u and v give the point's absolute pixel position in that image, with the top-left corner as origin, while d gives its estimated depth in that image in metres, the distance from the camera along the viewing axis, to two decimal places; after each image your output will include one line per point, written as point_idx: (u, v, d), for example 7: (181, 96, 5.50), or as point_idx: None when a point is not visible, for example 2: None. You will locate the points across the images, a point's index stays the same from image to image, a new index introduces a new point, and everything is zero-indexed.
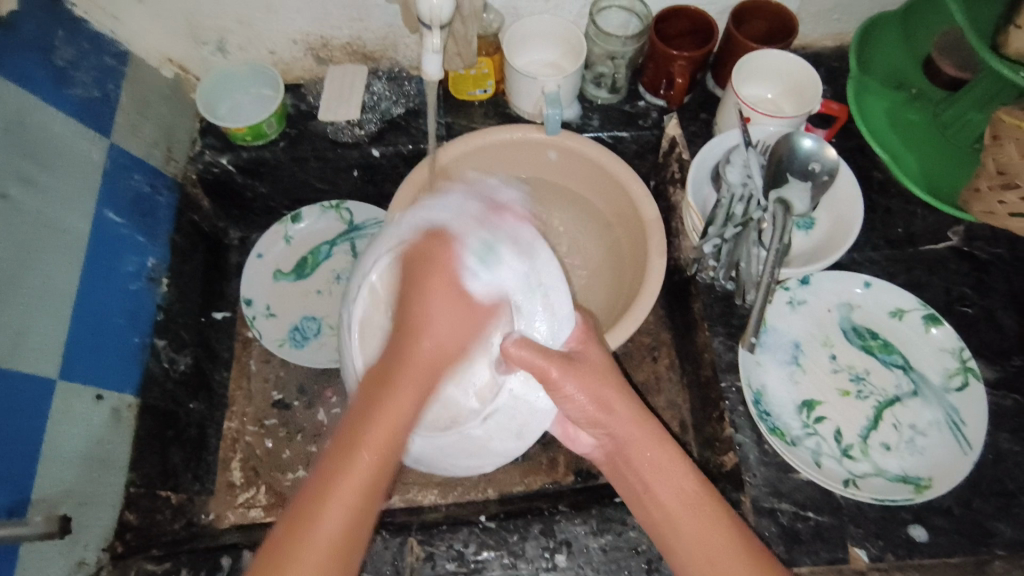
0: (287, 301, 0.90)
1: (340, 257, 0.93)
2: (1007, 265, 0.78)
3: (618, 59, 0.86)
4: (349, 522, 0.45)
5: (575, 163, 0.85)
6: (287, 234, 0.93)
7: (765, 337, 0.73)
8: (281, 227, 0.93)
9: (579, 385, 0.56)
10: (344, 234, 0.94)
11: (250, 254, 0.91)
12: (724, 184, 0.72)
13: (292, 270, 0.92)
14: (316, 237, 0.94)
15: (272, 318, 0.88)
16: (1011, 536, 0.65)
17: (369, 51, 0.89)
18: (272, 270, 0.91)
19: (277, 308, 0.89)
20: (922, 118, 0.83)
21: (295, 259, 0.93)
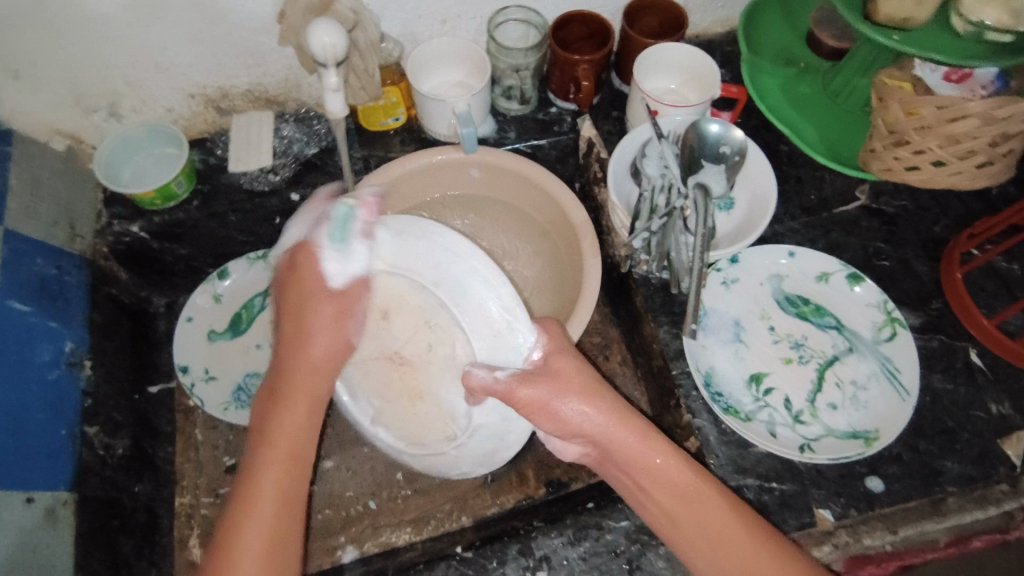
0: (226, 361, 0.86)
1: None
2: (912, 216, 0.82)
3: (522, 70, 0.87)
4: (279, 501, 0.53)
5: (498, 177, 0.86)
6: (215, 293, 0.90)
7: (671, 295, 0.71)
8: (208, 286, 0.89)
9: (588, 405, 0.54)
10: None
11: (181, 319, 0.87)
12: (645, 178, 0.78)
13: (227, 328, 0.89)
14: (248, 289, 0.91)
15: (213, 382, 0.85)
16: (957, 472, 0.68)
17: (272, 96, 0.86)
18: (206, 331, 0.88)
19: (216, 370, 0.86)
20: (813, 90, 0.87)
21: (228, 316, 0.89)
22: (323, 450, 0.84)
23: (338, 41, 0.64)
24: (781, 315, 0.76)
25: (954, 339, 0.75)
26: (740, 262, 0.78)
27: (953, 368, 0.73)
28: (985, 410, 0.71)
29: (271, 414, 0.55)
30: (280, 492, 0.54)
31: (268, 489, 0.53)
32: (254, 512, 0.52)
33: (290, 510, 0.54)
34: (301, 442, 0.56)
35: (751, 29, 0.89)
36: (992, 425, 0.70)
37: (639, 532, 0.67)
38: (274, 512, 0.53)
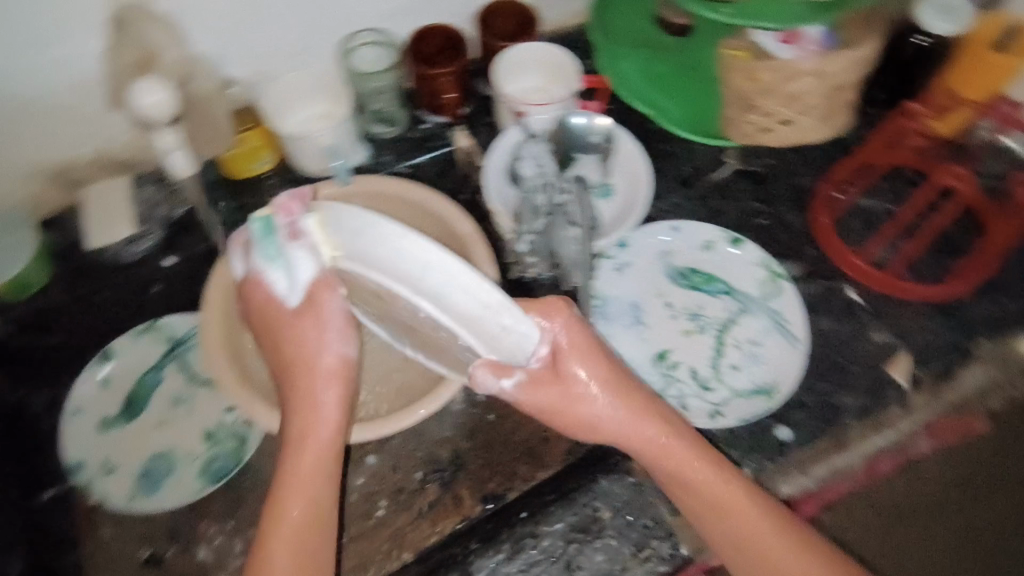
0: (125, 448, 0.80)
1: (171, 378, 0.83)
2: (779, 171, 0.86)
3: (385, 92, 0.86)
4: (307, 502, 0.61)
5: (379, 203, 0.84)
6: (100, 378, 0.82)
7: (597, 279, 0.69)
8: (89, 373, 0.82)
9: (611, 392, 0.60)
10: (168, 353, 0.84)
11: (67, 412, 0.80)
12: (524, 180, 0.78)
13: (121, 412, 0.81)
14: (137, 365, 0.83)
15: (114, 474, 0.78)
16: (855, 405, 0.72)
17: (120, 159, 0.85)
18: (97, 421, 0.81)
19: (115, 461, 0.79)
20: (670, 67, 0.89)
21: (120, 399, 0.82)
22: (247, 518, 0.78)
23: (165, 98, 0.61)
24: (677, 288, 0.78)
25: (833, 281, 0.79)
26: (628, 247, 0.80)
27: (837, 309, 0.77)
28: (870, 341, 0.75)
29: (307, 429, 0.63)
30: (303, 519, 0.61)
31: (290, 515, 0.61)
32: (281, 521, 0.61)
33: (312, 541, 0.60)
34: (326, 466, 0.63)
35: (604, 17, 0.92)
36: (878, 354, 0.75)
37: (573, 531, 0.68)
38: (303, 510, 0.61)
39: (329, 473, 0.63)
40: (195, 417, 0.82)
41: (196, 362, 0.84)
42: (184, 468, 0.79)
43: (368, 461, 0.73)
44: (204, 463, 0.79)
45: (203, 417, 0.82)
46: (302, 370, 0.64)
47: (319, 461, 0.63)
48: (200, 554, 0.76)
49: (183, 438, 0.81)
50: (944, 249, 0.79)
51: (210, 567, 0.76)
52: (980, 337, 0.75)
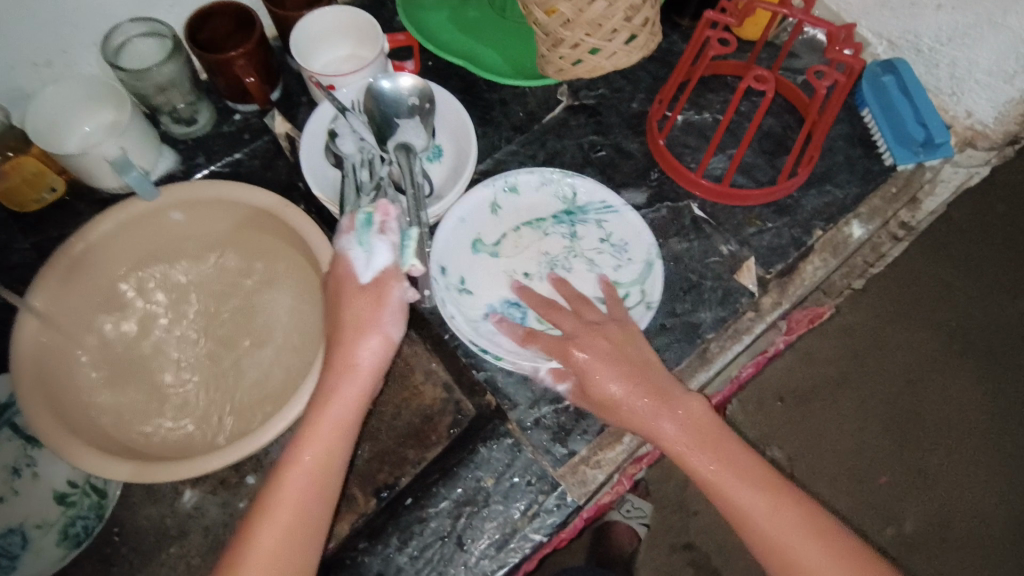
0: None
1: (7, 446, 0.75)
2: (612, 100, 0.85)
3: (171, 89, 0.77)
4: (299, 503, 0.56)
5: (199, 212, 0.77)
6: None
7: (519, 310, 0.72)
8: None
9: (604, 368, 0.61)
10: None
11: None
12: (343, 158, 0.76)
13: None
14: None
15: None
16: (712, 318, 0.73)
17: None
18: None
19: None
20: (481, 12, 0.85)
21: None
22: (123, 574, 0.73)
23: None
24: (535, 238, 0.76)
25: (677, 201, 0.79)
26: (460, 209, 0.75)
27: (685, 227, 0.78)
28: (718, 254, 0.76)
29: (319, 436, 0.59)
30: (302, 501, 0.56)
31: (286, 505, 0.56)
32: (274, 506, 0.56)
33: (309, 517, 0.56)
34: (329, 470, 0.58)
35: None
36: (727, 264, 0.76)
37: (459, 506, 0.66)
38: (297, 495, 0.57)
39: (337, 462, 0.59)
40: (42, 481, 0.74)
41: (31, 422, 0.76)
42: (40, 537, 0.71)
43: (248, 481, 0.76)
44: (61, 527, 0.72)
45: (50, 478, 0.74)
46: (334, 346, 0.62)
47: (332, 443, 0.59)
48: None
49: (32, 505, 0.72)
50: (775, 148, 0.81)
51: None
52: (818, 229, 0.78)
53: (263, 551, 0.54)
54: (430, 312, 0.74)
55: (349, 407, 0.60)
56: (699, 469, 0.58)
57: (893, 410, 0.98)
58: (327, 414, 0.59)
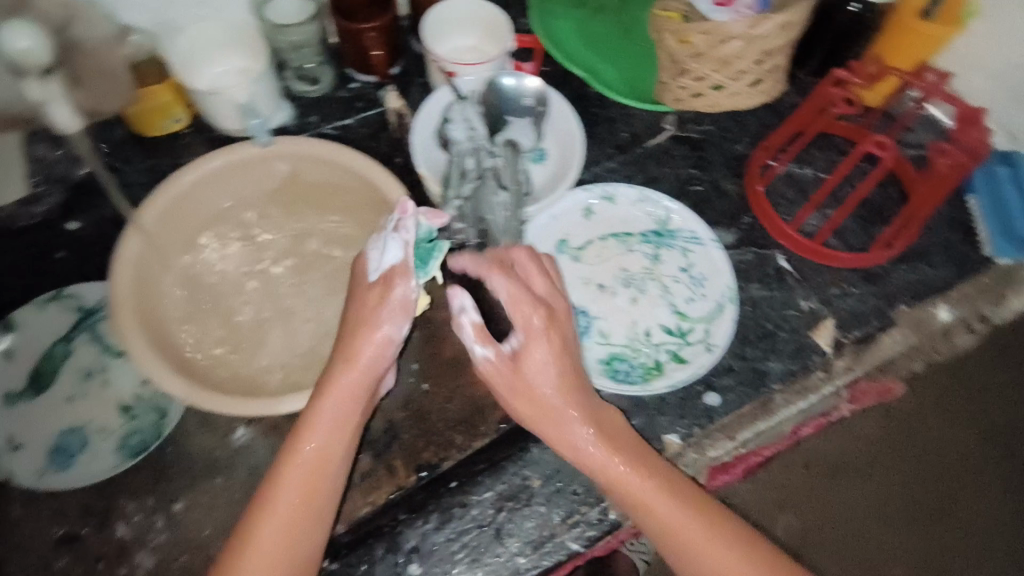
0: (34, 422, 0.75)
1: (83, 351, 0.79)
2: (717, 138, 0.85)
3: (306, 47, 0.83)
4: (299, 497, 0.57)
5: (304, 166, 0.80)
6: (4, 350, 0.78)
7: (585, 319, 0.73)
8: None
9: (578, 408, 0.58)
10: (78, 324, 0.79)
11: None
12: (453, 143, 0.77)
13: (28, 386, 0.77)
14: (43, 338, 0.79)
15: (22, 450, 0.74)
16: (781, 370, 0.73)
17: (18, 115, 0.82)
18: (3, 395, 0.76)
19: (23, 437, 0.75)
20: (605, 28, 0.87)
21: (28, 372, 0.77)
22: (167, 494, 0.75)
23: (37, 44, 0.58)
24: (619, 251, 0.77)
25: (765, 248, 0.79)
26: (553, 211, 0.78)
27: (769, 276, 0.78)
28: (797, 308, 0.76)
29: (316, 430, 0.59)
30: (307, 486, 0.57)
31: (285, 499, 0.57)
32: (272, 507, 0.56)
33: (303, 513, 0.57)
34: (325, 466, 0.59)
35: None
36: (805, 319, 0.76)
37: (502, 499, 0.68)
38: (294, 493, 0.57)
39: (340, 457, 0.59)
40: (109, 391, 0.78)
41: (110, 333, 0.80)
42: (98, 443, 0.75)
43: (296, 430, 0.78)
44: (120, 436, 0.76)
45: (117, 389, 0.78)
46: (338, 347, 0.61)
47: (327, 439, 0.59)
48: (119, 530, 0.73)
49: (96, 411, 0.77)
50: (872, 216, 0.81)
51: (128, 545, 0.73)
52: (902, 303, 0.77)
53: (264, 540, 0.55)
54: None
55: (345, 401, 0.59)
56: (672, 534, 0.56)
57: (922, 505, 0.92)
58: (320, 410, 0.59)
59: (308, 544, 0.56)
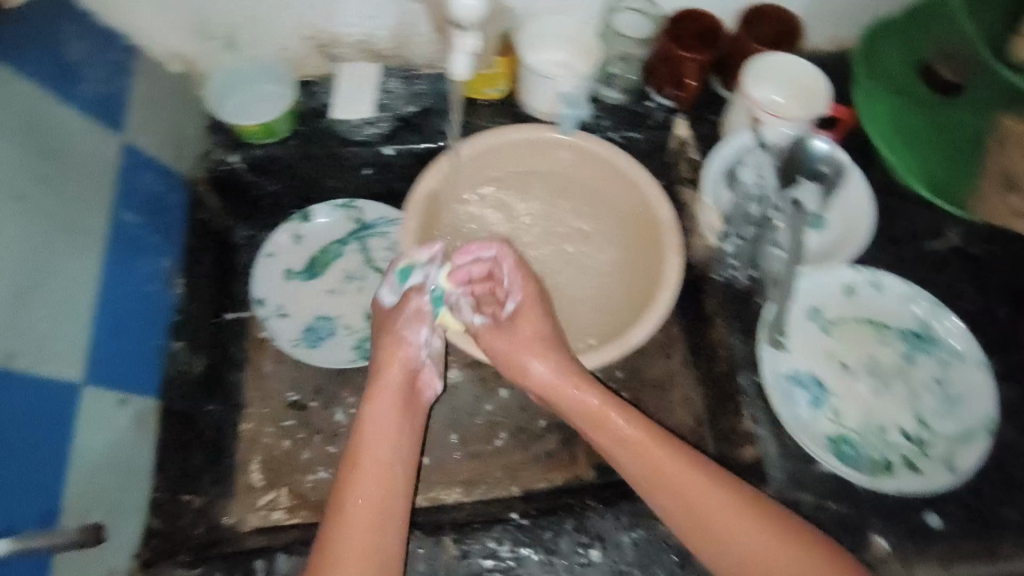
0: (301, 299, 0.87)
1: (352, 256, 0.91)
2: (1002, 262, 0.81)
3: (629, 59, 0.91)
4: (379, 483, 0.66)
5: (587, 164, 0.87)
6: (297, 233, 0.91)
7: (821, 394, 0.73)
8: (292, 226, 0.91)
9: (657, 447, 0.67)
10: (355, 233, 0.92)
11: (261, 254, 0.89)
12: (740, 186, 0.81)
13: (303, 270, 0.90)
14: (325, 236, 0.91)
15: (285, 317, 0.86)
16: (1018, 521, 0.68)
17: (381, 50, 0.87)
18: (283, 270, 0.89)
19: (289, 307, 0.87)
20: (922, 122, 0.83)
21: (307, 257, 0.90)
22: None
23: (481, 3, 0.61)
24: (872, 339, 0.76)
25: None
26: (817, 280, 0.77)
27: None
28: None
29: (376, 411, 0.70)
30: (383, 478, 0.66)
31: (370, 486, 0.65)
32: (359, 470, 0.66)
33: (390, 487, 0.66)
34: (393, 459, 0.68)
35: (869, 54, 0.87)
36: None
37: None
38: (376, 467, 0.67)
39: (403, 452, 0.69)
40: (362, 296, 0.88)
41: (376, 248, 0.91)
42: (343, 336, 0.85)
43: (501, 393, 0.87)
44: (360, 337, 0.85)
45: (369, 298, 0.88)
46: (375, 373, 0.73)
47: (379, 436, 0.69)
48: (337, 415, 0.82)
49: (348, 309, 0.87)
50: None
51: (342, 430, 0.81)
52: None
53: (353, 513, 0.63)
54: (737, 352, 0.78)
55: (389, 401, 0.71)
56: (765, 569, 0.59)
57: None
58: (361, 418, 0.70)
59: (387, 508, 0.64)
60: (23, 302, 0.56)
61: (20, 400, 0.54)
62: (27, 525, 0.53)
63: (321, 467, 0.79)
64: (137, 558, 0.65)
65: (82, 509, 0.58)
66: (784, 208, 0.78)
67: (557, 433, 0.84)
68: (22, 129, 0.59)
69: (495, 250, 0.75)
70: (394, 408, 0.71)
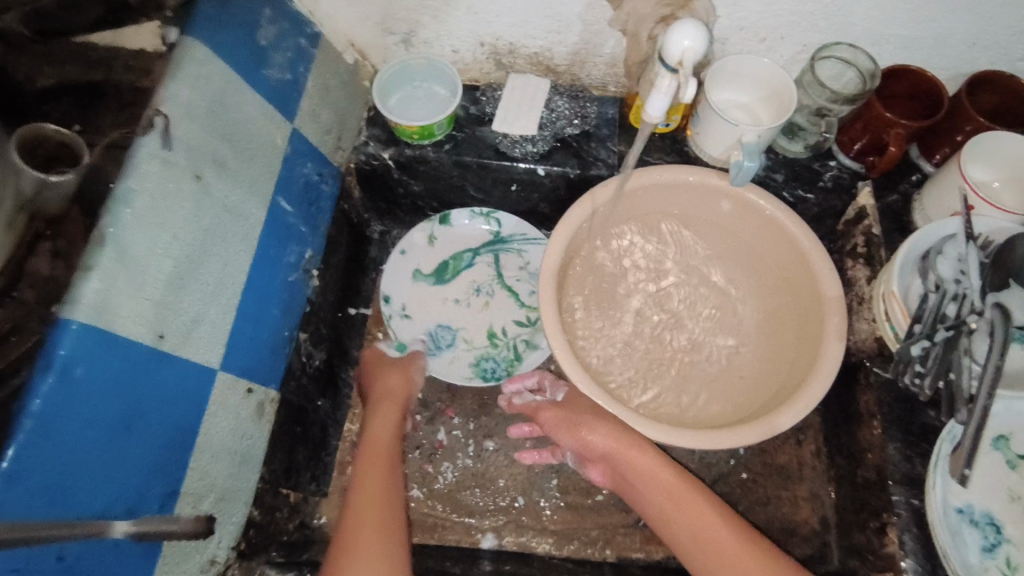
0: (425, 304, 0.86)
1: (482, 268, 0.89)
2: None
3: (827, 115, 0.79)
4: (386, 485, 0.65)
5: (749, 218, 0.80)
6: (431, 233, 0.90)
7: (998, 539, 0.62)
8: (428, 225, 0.89)
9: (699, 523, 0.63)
10: (489, 244, 0.90)
11: (394, 250, 0.88)
12: (934, 276, 0.68)
13: (433, 274, 0.89)
14: (460, 241, 0.90)
15: (407, 320, 0.85)
16: None
17: (554, 65, 0.83)
18: (412, 268, 0.88)
19: (413, 310, 0.86)
20: None
21: (437, 261, 0.89)
22: (486, 427, 0.83)
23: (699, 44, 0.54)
24: None
25: None
26: (1012, 408, 0.67)
27: None
28: None
29: (383, 419, 0.72)
30: (388, 482, 0.65)
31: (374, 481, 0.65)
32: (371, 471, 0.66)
33: (390, 491, 0.65)
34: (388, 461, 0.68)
35: None
36: None
37: None
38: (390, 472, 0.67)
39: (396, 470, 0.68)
40: (488, 312, 0.87)
41: (508, 265, 0.89)
42: (461, 350, 0.84)
43: None
44: (479, 354, 0.84)
45: (494, 315, 0.87)
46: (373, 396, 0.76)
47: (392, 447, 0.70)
48: (440, 433, 0.82)
49: (470, 322, 0.86)
50: None
51: (439, 451, 0.81)
52: None
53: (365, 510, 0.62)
54: (894, 466, 0.68)
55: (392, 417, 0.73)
56: None
57: None
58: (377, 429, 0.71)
59: (387, 499, 0.63)
60: (183, 284, 0.56)
61: (163, 381, 0.54)
62: (149, 507, 0.53)
63: (414, 485, 0.79)
64: (235, 549, 0.63)
65: (196, 497, 0.58)
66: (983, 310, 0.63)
67: None
68: (210, 111, 0.59)
69: (536, 377, 0.81)
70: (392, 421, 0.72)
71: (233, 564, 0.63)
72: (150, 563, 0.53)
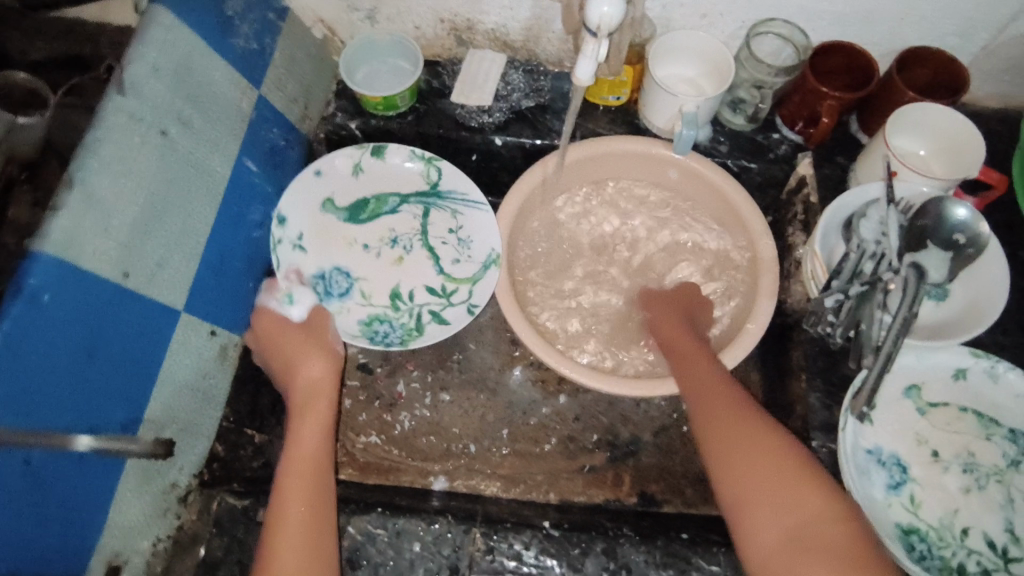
0: (327, 237, 0.83)
1: (405, 218, 0.86)
2: None
3: (764, 88, 0.84)
4: (307, 500, 0.61)
5: (693, 185, 0.84)
6: (358, 160, 0.85)
7: (901, 477, 0.68)
8: (359, 152, 0.85)
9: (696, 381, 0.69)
10: (423, 194, 0.86)
11: (309, 169, 0.82)
12: (856, 237, 0.71)
13: (347, 208, 0.85)
14: (386, 183, 0.86)
15: (300, 250, 0.81)
16: None
17: (510, 40, 0.88)
18: (324, 197, 0.84)
19: (308, 239, 0.82)
20: None
21: (356, 197, 0.85)
22: (442, 381, 0.88)
23: (617, 12, 0.59)
24: (974, 430, 0.69)
25: None
26: (927, 357, 0.70)
27: None
28: None
29: (307, 425, 0.67)
30: (311, 489, 0.62)
31: (293, 506, 0.61)
32: (288, 490, 0.62)
33: (316, 498, 0.62)
34: (315, 466, 0.64)
35: None
36: None
37: None
38: (306, 474, 0.63)
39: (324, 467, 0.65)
40: (397, 268, 0.84)
41: (437, 224, 0.86)
42: (355, 302, 0.81)
43: (559, 398, 0.87)
44: (373, 315, 0.81)
45: (404, 273, 0.84)
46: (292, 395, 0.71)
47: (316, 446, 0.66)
48: (399, 385, 0.87)
49: (372, 274, 0.83)
50: None
51: (399, 401, 0.87)
52: None
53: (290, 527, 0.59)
54: (812, 413, 0.74)
55: (316, 412, 0.69)
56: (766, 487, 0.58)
57: None
58: (299, 431, 0.67)
59: (316, 512, 0.61)
60: (148, 230, 0.62)
61: (127, 316, 0.60)
62: (111, 428, 0.59)
63: (372, 432, 0.85)
64: (197, 477, 0.70)
65: (157, 425, 0.64)
66: (900, 270, 0.67)
67: (606, 450, 0.83)
68: (175, 73, 0.65)
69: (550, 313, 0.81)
70: (318, 417, 0.68)
71: (193, 490, 0.69)
72: (109, 477, 0.59)
